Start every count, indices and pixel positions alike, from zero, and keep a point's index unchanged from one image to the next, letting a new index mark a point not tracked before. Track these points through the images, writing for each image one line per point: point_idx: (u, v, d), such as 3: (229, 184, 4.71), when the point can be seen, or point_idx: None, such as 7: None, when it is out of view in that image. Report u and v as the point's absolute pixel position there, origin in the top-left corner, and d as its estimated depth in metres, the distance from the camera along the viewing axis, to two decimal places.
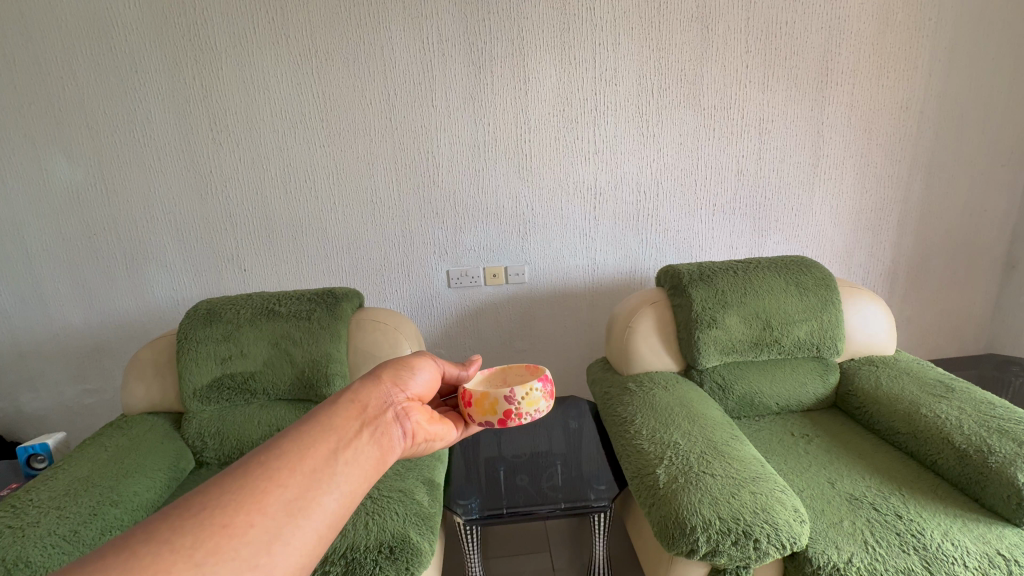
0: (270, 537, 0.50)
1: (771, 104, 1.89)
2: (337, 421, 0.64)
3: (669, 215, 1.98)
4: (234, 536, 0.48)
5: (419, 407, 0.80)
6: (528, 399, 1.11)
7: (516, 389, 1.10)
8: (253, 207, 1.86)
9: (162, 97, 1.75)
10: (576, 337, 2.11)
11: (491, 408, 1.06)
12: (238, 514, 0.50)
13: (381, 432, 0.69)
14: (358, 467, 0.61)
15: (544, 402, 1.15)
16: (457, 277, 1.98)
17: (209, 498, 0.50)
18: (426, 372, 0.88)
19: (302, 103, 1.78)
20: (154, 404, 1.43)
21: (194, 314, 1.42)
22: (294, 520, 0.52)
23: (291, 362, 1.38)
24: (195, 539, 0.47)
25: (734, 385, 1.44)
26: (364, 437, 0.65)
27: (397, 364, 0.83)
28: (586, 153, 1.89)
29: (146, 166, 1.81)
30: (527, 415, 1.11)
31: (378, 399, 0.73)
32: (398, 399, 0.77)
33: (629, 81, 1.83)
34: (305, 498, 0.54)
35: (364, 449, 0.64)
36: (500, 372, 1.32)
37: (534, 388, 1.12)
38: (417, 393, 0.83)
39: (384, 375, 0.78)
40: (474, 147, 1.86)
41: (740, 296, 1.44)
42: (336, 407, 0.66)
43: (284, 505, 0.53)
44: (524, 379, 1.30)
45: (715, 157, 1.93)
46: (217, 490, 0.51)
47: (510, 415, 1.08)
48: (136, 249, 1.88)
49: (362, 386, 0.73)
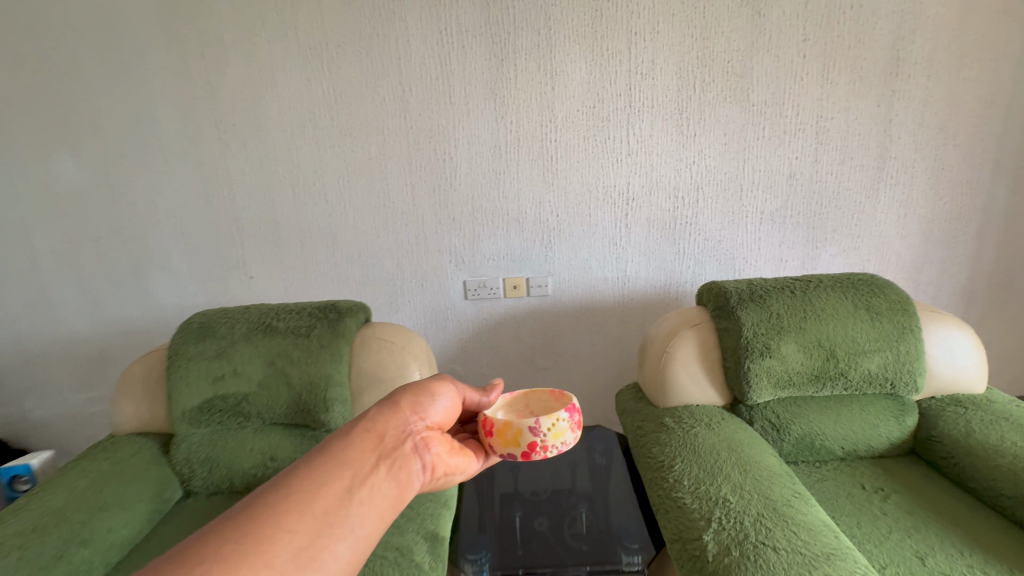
0: None
1: (831, 99, 1.67)
2: (352, 456, 0.60)
3: (710, 224, 1.78)
4: None
5: (442, 436, 0.74)
6: (554, 431, 0.96)
7: (541, 419, 0.95)
8: (260, 212, 1.76)
9: (167, 94, 1.65)
10: (602, 355, 1.92)
11: (513, 440, 0.92)
12: (241, 569, 0.46)
13: (400, 465, 0.65)
14: (373, 508, 0.58)
15: (572, 433, 0.99)
16: (474, 288, 1.83)
17: (212, 548, 0.47)
18: (450, 394, 0.80)
19: (312, 99, 1.66)
20: (142, 425, 1.31)
21: (187, 327, 1.31)
22: (301, 573, 0.49)
23: (287, 385, 1.25)
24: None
25: (792, 425, 1.23)
26: (381, 472, 0.62)
27: (420, 386, 0.76)
28: (620, 155, 1.71)
29: (152, 167, 1.72)
30: (553, 448, 0.96)
31: (397, 428, 0.68)
32: (419, 426, 0.71)
33: (668, 75, 1.64)
34: (314, 546, 0.51)
35: (381, 487, 0.60)
36: (523, 396, 1.16)
37: (560, 418, 0.97)
38: (440, 418, 0.77)
39: (403, 400, 0.72)
40: (496, 148, 1.70)
41: (799, 321, 1.25)
42: (352, 438, 0.62)
43: (291, 558, 0.49)
44: (549, 408, 1.14)
45: (765, 159, 1.72)
46: (221, 539, 0.48)
47: (535, 447, 0.94)
48: (141, 253, 1.80)
49: (380, 413, 0.68)
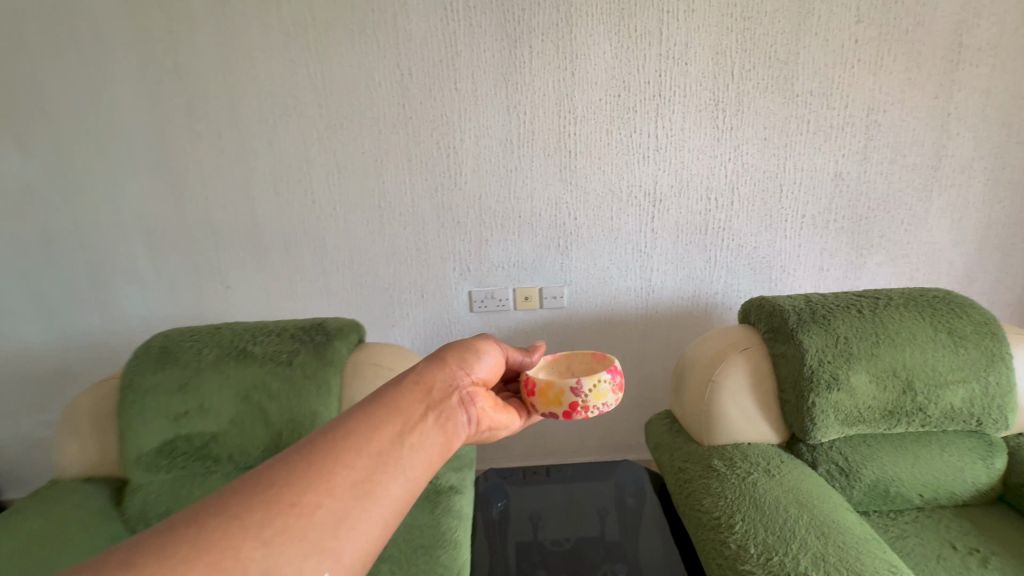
0: (336, 520, 0.48)
1: (884, 89, 1.48)
2: (404, 403, 0.61)
3: (745, 228, 1.59)
4: (301, 517, 0.46)
5: (484, 393, 0.76)
6: (596, 392, 0.95)
7: (584, 381, 0.94)
8: (237, 212, 1.54)
9: (127, 76, 1.43)
10: (623, 373, 1.73)
11: (555, 399, 0.92)
12: (307, 494, 0.48)
13: (446, 417, 0.66)
14: (424, 453, 0.58)
15: (614, 395, 0.98)
16: (480, 299, 1.63)
17: (281, 474, 0.49)
18: (494, 354, 0.83)
19: (296, 84, 1.44)
20: (91, 469, 1.10)
21: (144, 353, 1.09)
22: (360, 503, 0.50)
23: (265, 423, 1.05)
24: (265, 516, 0.45)
25: (864, 469, 1.04)
26: (429, 422, 0.62)
27: (464, 345, 0.79)
28: (647, 150, 1.52)
29: (111, 160, 1.49)
30: (594, 409, 0.96)
31: (444, 382, 0.69)
32: (464, 382, 0.73)
33: (703, 60, 1.45)
34: (370, 481, 0.52)
35: (429, 435, 0.61)
36: (564, 357, 1.15)
37: (602, 381, 0.96)
38: (483, 377, 0.79)
39: (450, 357, 0.74)
40: (508, 142, 1.50)
41: (870, 346, 1.06)
42: (402, 387, 0.63)
43: (351, 488, 0.50)
44: (590, 369, 1.13)
45: (809, 155, 1.53)
46: (289, 467, 0.50)
47: (577, 407, 0.94)
48: (101, 259, 1.57)
49: (428, 367, 0.69)
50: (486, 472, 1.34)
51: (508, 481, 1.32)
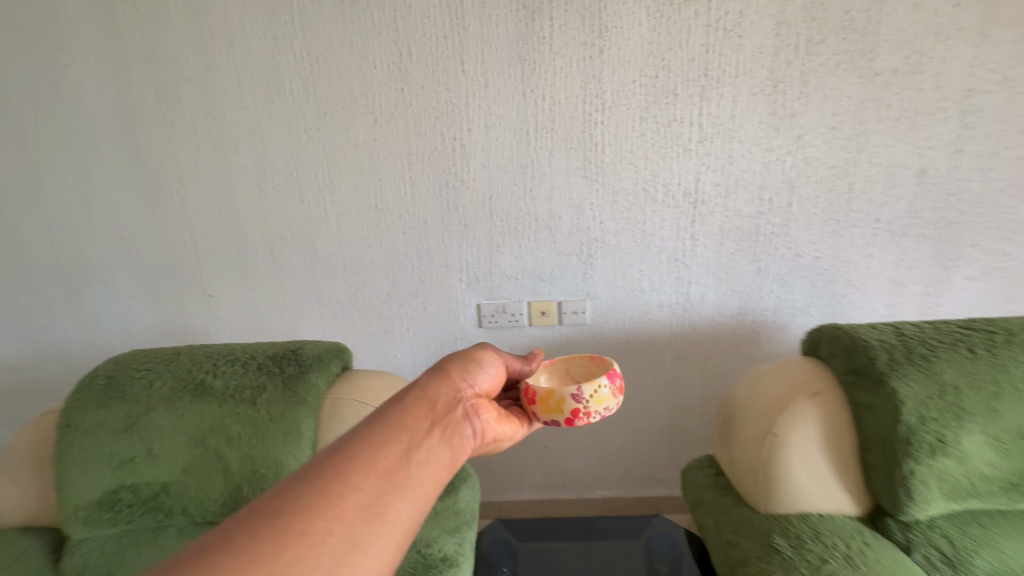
0: (350, 548, 0.42)
1: (988, 65, 1.20)
2: (407, 418, 0.54)
3: (805, 234, 1.34)
4: (310, 547, 0.41)
5: (488, 404, 0.68)
6: (596, 397, 0.84)
7: (582, 385, 0.83)
8: (218, 214, 1.37)
9: (93, 59, 1.26)
10: (653, 399, 1.50)
11: (556, 407, 0.80)
12: (315, 521, 0.42)
13: (454, 430, 0.58)
14: (434, 470, 0.52)
15: (616, 399, 0.86)
16: (490, 313, 1.42)
17: (283, 502, 0.43)
18: (494, 364, 0.74)
19: (280, 66, 1.25)
20: (30, 517, 0.94)
21: (88, 386, 0.93)
22: (372, 529, 0.44)
23: (223, 474, 0.87)
24: (272, 549, 0.39)
25: (977, 560, 0.80)
26: (437, 436, 0.55)
27: (463, 356, 0.70)
28: (688, 142, 1.28)
29: (80, 155, 1.33)
30: (596, 415, 0.84)
31: (447, 394, 0.62)
32: (468, 394, 0.65)
33: (760, 32, 1.20)
34: (381, 503, 0.46)
35: (438, 451, 0.54)
36: (562, 360, 1.02)
37: (602, 384, 0.84)
38: (486, 389, 0.70)
39: (450, 369, 0.66)
40: (523, 132, 1.28)
41: (988, 399, 0.82)
42: (403, 403, 0.56)
43: (360, 512, 0.44)
44: (590, 374, 1.00)
45: (886, 147, 1.27)
46: (292, 493, 0.44)
47: (577, 413, 0.82)
48: (74, 264, 1.43)
49: (428, 380, 0.62)
50: (492, 523, 1.15)
51: (516, 534, 1.12)
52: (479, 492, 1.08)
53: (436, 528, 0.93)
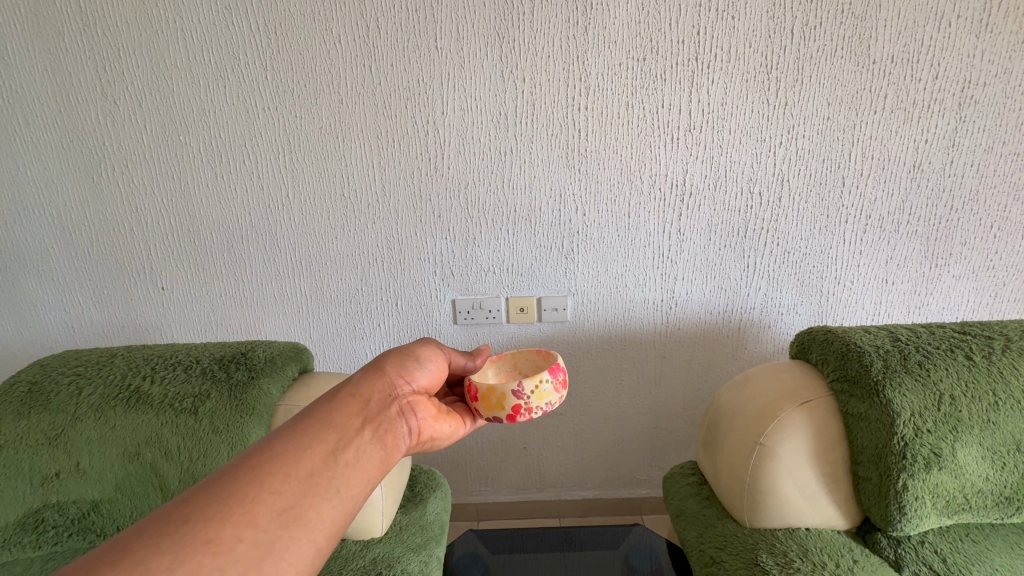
0: (261, 554, 0.42)
1: (987, 54, 1.15)
2: (336, 418, 0.54)
3: (796, 229, 1.28)
4: (217, 554, 0.40)
5: (426, 402, 0.66)
6: (539, 393, 0.77)
7: (523, 380, 0.77)
8: (170, 199, 1.26)
9: (20, 26, 1.13)
10: (635, 399, 1.45)
11: (498, 403, 0.76)
12: (225, 527, 0.42)
13: (387, 428, 0.58)
14: (362, 471, 0.52)
15: (559, 394, 0.80)
16: (466, 310, 1.34)
17: (195, 507, 0.43)
18: (437, 359, 0.73)
19: (234, 37, 1.14)
20: None
21: (8, 394, 0.84)
22: (288, 532, 0.44)
23: (161, 490, 0.79)
24: (174, 558, 0.39)
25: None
26: (367, 436, 0.55)
27: (402, 352, 0.69)
28: (676, 130, 1.21)
29: (10, 132, 1.21)
30: (538, 410, 0.78)
31: (382, 391, 0.61)
32: (405, 391, 0.64)
33: (755, 12, 1.12)
34: (300, 506, 0.46)
35: (367, 450, 0.54)
36: (509, 353, 0.96)
37: (543, 379, 0.78)
38: (426, 385, 0.69)
39: (388, 365, 0.65)
40: (501, 117, 1.20)
41: (985, 410, 0.79)
42: (334, 402, 0.56)
43: (276, 516, 0.45)
44: (539, 367, 0.94)
45: (881, 139, 1.21)
46: (202, 499, 0.43)
47: (520, 409, 0.77)
48: (9, 253, 1.30)
49: (363, 377, 0.62)
50: (464, 536, 1.09)
51: (488, 547, 1.05)
52: (450, 502, 1.02)
53: (400, 546, 0.86)
